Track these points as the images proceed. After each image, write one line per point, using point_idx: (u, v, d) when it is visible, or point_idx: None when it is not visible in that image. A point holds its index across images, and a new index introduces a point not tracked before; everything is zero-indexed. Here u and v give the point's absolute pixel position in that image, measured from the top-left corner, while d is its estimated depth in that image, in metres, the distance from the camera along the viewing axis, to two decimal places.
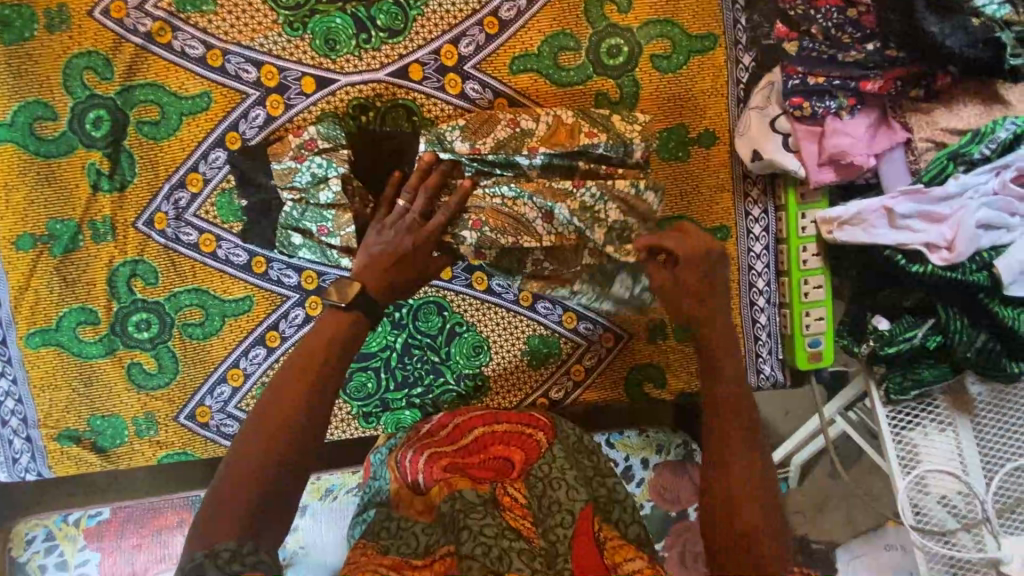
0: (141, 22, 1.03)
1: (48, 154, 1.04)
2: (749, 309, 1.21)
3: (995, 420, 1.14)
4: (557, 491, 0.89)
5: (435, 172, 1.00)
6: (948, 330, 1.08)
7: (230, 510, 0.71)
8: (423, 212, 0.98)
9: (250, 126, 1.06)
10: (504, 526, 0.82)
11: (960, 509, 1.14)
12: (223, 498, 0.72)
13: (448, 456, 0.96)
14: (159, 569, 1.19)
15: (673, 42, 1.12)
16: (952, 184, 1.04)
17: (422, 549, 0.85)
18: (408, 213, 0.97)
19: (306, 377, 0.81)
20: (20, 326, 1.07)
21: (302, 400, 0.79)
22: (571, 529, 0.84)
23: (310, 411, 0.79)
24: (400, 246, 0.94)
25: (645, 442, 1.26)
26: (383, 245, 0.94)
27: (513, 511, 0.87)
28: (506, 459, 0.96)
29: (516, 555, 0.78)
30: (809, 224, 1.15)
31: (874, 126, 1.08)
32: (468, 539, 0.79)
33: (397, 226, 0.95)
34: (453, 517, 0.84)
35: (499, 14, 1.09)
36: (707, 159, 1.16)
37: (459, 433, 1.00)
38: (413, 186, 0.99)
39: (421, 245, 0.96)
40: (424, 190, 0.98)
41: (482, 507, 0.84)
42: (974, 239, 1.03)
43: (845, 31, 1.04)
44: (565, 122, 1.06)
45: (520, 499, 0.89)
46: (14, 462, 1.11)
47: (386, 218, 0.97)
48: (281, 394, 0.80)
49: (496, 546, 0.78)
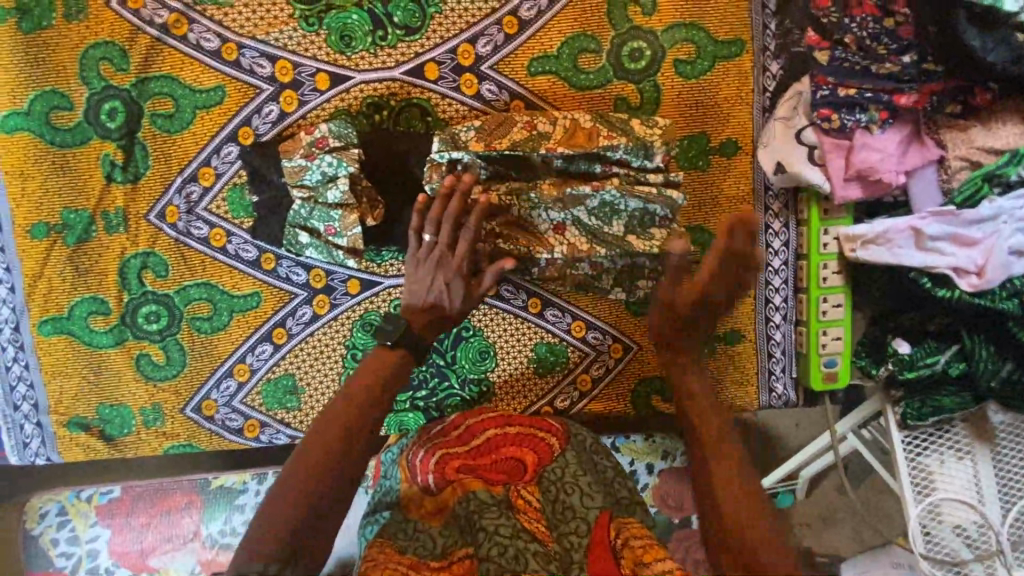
0: (158, 13, 1.02)
1: (64, 143, 1.04)
2: (764, 326, 1.18)
3: (1018, 451, 1.10)
4: (571, 496, 0.89)
5: (457, 196, 0.93)
6: (972, 357, 1.05)
7: (274, 531, 0.75)
8: (448, 244, 0.94)
9: (263, 121, 1.05)
10: (519, 527, 0.84)
11: (975, 540, 1.11)
12: (267, 519, 0.76)
13: (459, 458, 0.95)
14: (167, 549, 1.21)
15: (699, 47, 1.08)
16: (986, 207, 0.98)
17: (439, 551, 0.86)
18: (436, 246, 0.94)
19: (350, 412, 0.85)
20: (33, 314, 1.09)
21: (346, 436, 0.83)
22: (586, 537, 0.84)
23: (350, 444, 0.83)
24: (436, 289, 0.93)
25: (651, 447, 1.25)
26: (423, 293, 0.93)
27: (526, 514, 0.88)
28: (517, 461, 0.95)
29: (532, 555, 0.80)
30: (831, 240, 1.11)
31: (905, 142, 1.03)
32: (484, 540, 0.82)
33: (426, 264, 0.94)
34: (469, 519, 0.87)
35: (518, 13, 1.06)
36: (728, 169, 1.13)
37: (471, 434, 0.98)
38: (436, 216, 0.94)
39: (454, 281, 0.94)
40: (448, 220, 0.93)
41: (496, 507, 0.87)
42: (1005, 266, 0.98)
43: (881, 41, 0.98)
44: (582, 125, 1.03)
45: (534, 502, 0.90)
46: (24, 446, 1.13)
47: (414, 255, 0.96)
48: (329, 425, 0.84)
49: (512, 546, 0.81)
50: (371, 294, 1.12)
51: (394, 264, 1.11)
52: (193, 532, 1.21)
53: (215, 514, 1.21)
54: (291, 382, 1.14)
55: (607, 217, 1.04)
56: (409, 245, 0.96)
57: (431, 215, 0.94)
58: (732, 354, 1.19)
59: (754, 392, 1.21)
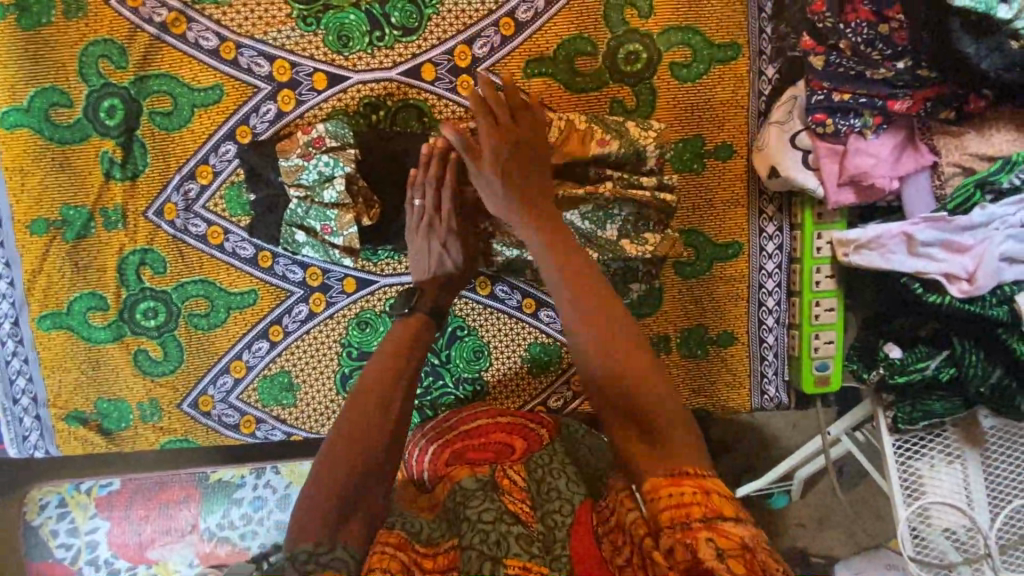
0: (157, 11, 1.03)
1: (63, 140, 1.05)
2: (757, 329, 1.19)
3: (1006, 455, 1.11)
4: (556, 480, 0.82)
5: (437, 159, 0.99)
6: (962, 363, 1.04)
7: (316, 515, 0.69)
8: (435, 206, 0.99)
9: (261, 120, 1.06)
10: (503, 510, 0.77)
11: (964, 543, 1.12)
12: (308, 504, 0.70)
13: (450, 445, 0.95)
14: (165, 541, 1.22)
15: (694, 50, 1.09)
16: (977, 213, 0.99)
17: (425, 536, 0.78)
18: (424, 211, 0.99)
19: (374, 398, 0.79)
20: (33, 309, 1.10)
21: (381, 408, 0.79)
22: (570, 517, 0.77)
23: (384, 415, 0.78)
24: (434, 254, 0.99)
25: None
26: (424, 260, 0.99)
27: (511, 495, 0.81)
28: (506, 445, 0.94)
29: (515, 539, 0.72)
30: (824, 245, 1.12)
31: (899, 148, 1.03)
32: (467, 529, 0.74)
33: (420, 233, 0.99)
34: (454, 510, 0.79)
35: (515, 15, 1.06)
36: (722, 172, 1.13)
37: (462, 423, 1.00)
38: (421, 182, 1.00)
39: (450, 243, 1.00)
40: (431, 183, 0.98)
41: (481, 492, 0.79)
42: (995, 273, 0.98)
43: (876, 46, 0.98)
44: (577, 127, 1.03)
45: (519, 482, 0.83)
46: (24, 440, 1.14)
47: (411, 225, 1.01)
48: (356, 416, 0.77)
49: (495, 531, 0.73)
50: (368, 293, 1.13)
51: (389, 263, 1.12)
52: (190, 525, 1.22)
53: (213, 507, 1.22)
54: (287, 378, 1.15)
55: (600, 221, 1.06)
56: (409, 218, 1.02)
57: (416, 178, 1.00)
58: (725, 356, 1.20)
59: (747, 395, 1.22)
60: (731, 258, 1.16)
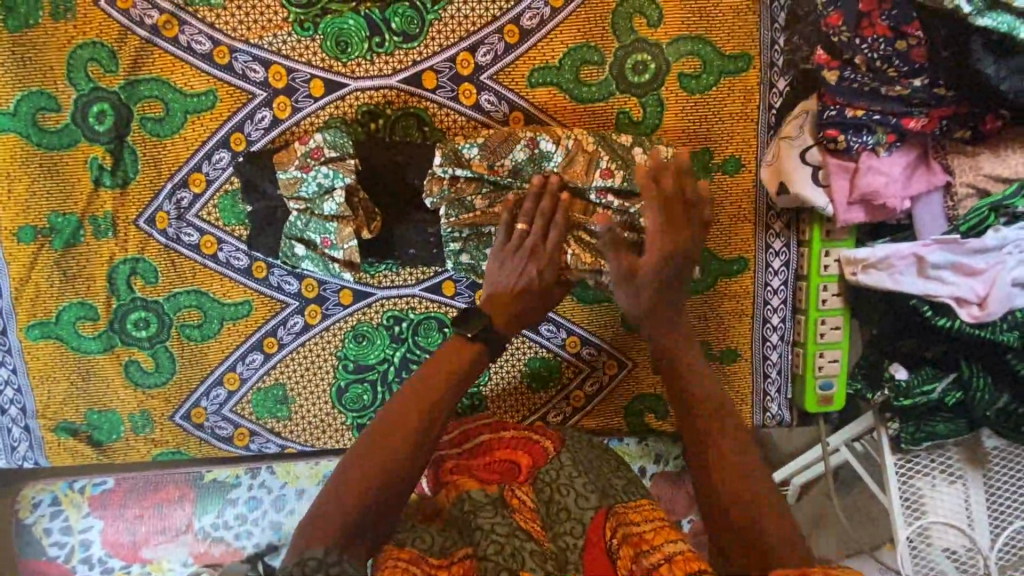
0: (148, 13, 0.99)
1: (51, 146, 1.02)
2: (761, 346, 1.17)
3: (1010, 476, 1.10)
4: (565, 497, 0.81)
5: (549, 194, 0.93)
6: (969, 387, 1.04)
7: (338, 508, 0.68)
8: (540, 237, 0.93)
9: (256, 127, 1.03)
10: (516, 525, 0.75)
11: (964, 563, 1.11)
12: (332, 496, 0.70)
13: (451, 460, 0.88)
14: (160, 541, 1.19)
15: (704, 61, 1.05)
16: (991, 237, 0.97)
17: (437, 548, 0.75)
18: (527, 236, 0.93)
19: (421, 399, 0.78)
20: (20, 318, 1.07)
21: (425, 410, 0.78)
22: (582, 538, 0.76)
23: (429, 415, 0.77)
24: (526, 278, 0.92)
25: (644, 451, 1.24)
26: (506, 279, 0.91)
27: (522, 513, 0.78)
28: (512, 462, 0.87)
29: (529, 553, 0.71)
30: (832, 262, 1.10)
31: (912, 166, 1.01)
32: (481, 539, 0.72)
33: (518, 254, 0.92)
34: (463, 520, 0.77)
35: (520, 22, 1.03)
36: (729, 187, 1.10)
37: (463, 437, 0.92)
38: (531, 210, 0.94)
39: (547, 270, 0.93)
40: (542, 215, 0.93)
41: (491, 506, 0.77)
42: (1006, 298, 0.97)
43: (891, 63, 0.95)
44: (586, 148, 1.00)
45: (528, 502, 0.81)
46: (12, 450, 1.12)
47: (504, 246, 0.93)
48: (400, 413, 0.77)
49: (508, 545, 0.72)
50: (364, 305, 1.10)
51: (387, 276, 1.09)
52: (184, 527, 1.19)
53: (207, 507, 1.20)
54: (281, 392, 1.13)
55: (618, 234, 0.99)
56: (498, 236, 0.94)
57: (525, 207, 0.94)
58: (727, 372, 1.18)
59: (748, 412, 1.19)
60: (736, 274, 1.13)
